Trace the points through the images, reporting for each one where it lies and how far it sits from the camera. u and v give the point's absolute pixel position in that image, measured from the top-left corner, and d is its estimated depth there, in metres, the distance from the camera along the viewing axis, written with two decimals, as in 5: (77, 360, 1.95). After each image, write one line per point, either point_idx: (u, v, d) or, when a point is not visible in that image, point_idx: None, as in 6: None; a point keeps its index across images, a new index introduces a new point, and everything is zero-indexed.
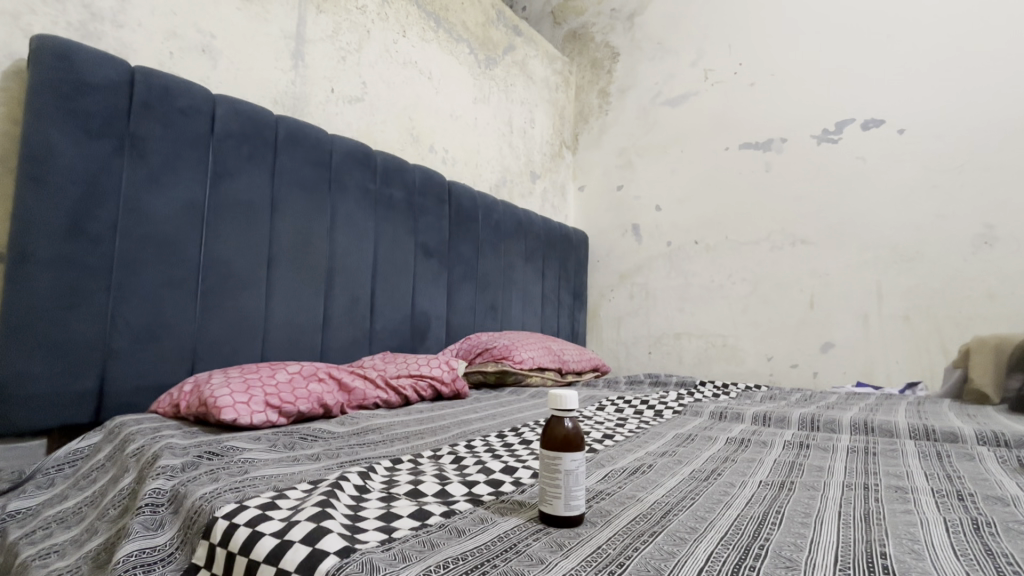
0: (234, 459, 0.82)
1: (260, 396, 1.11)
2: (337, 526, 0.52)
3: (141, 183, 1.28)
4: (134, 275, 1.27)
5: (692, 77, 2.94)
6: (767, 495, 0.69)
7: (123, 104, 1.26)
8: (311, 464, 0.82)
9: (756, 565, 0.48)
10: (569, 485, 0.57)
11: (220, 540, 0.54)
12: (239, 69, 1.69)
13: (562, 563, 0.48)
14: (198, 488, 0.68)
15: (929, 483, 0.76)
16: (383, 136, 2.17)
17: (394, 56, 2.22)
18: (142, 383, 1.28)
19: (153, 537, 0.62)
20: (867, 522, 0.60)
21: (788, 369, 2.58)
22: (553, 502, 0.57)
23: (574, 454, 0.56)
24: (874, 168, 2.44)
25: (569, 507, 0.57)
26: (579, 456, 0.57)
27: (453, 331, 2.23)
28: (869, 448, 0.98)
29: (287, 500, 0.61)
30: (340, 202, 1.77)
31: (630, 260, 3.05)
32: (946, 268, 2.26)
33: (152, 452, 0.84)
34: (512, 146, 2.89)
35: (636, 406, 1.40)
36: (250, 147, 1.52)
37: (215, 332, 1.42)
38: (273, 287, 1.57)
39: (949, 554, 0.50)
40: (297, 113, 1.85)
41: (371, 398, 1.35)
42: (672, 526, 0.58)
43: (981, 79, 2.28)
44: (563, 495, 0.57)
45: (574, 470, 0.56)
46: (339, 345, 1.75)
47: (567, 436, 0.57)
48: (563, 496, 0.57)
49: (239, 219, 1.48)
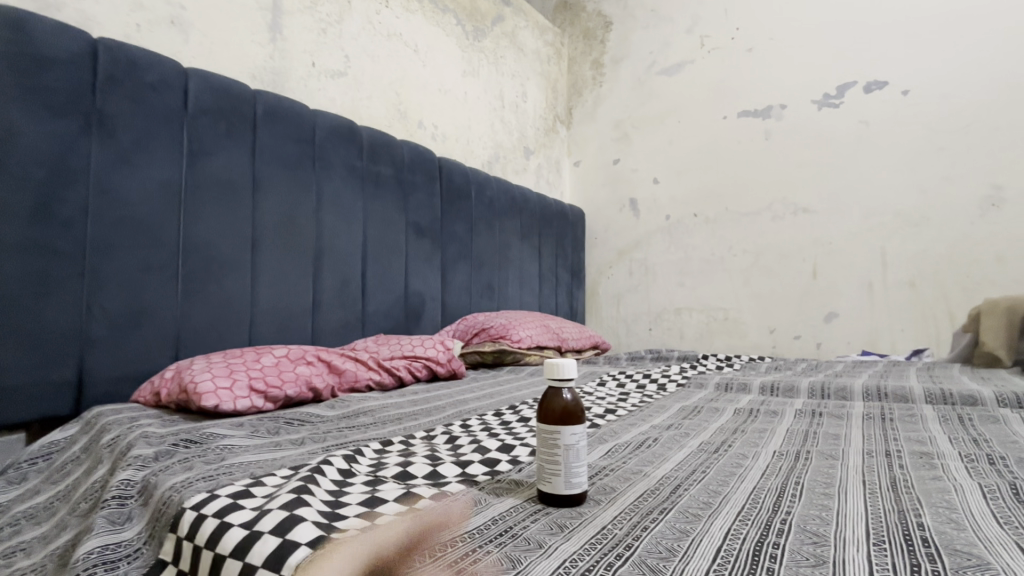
0: (212, 446, 0.76)
1: (243, 380, 1.06)
2: (314, 514, 0.47)
3: (111, 163, 1.21)
4: (109, 260, 1.20)
5: (688, 44, 2.83)
6: (783, 466, 0.65)
7: (86, 78, 1.18)
8: (294, 449, 0.77)
9: (780, 542, 0.43)
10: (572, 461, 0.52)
11: (187, 533, 0.49)
12: (214, 43, 1.60)
13: (563, 547, 0.43)
14: (168, 477, 0.63)
15: (955, 448, 0.71)
16: (368, 112, 2.08)
17: (377, 28, 2.12)
18: (123, 371, 1.23)
19: (119, 532, 0.57)
20: (895, 490, 0.55)
21: (791, 341, 2.53)
22: (553, 480, 0.52)
23: (575, 425, 0.51)
24: (877, 132, 2.36)
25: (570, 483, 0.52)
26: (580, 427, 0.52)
27: (448, 312, 2.18)
28: (886, 414, 0.93)
29: (263, 487, 0.56)
30: (325, 179, 1.70)
31: (629, 236, 2.98)
32: (953, 231, 2.21)
33: (126, 442, 0.79)
34: (504, 121, 2.80)
35: (638, 380, 1.36)
36: (227, 122, 1.44)
37: (200, 318, 1.37)
38: (258, 269, 1.51)
39: (992, 522, 0.45)
40: (277, 89, 1.77)
41: (364, 380, 1.30)
42: (684, 501, 0.53)
43: (991, 34, 2.19)
44: (566, 471, 0.52)
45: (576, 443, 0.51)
46: (331, 328, 1.69)
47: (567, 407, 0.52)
48: (564, 472, 0.52)
49: (219, 198, 1.41)
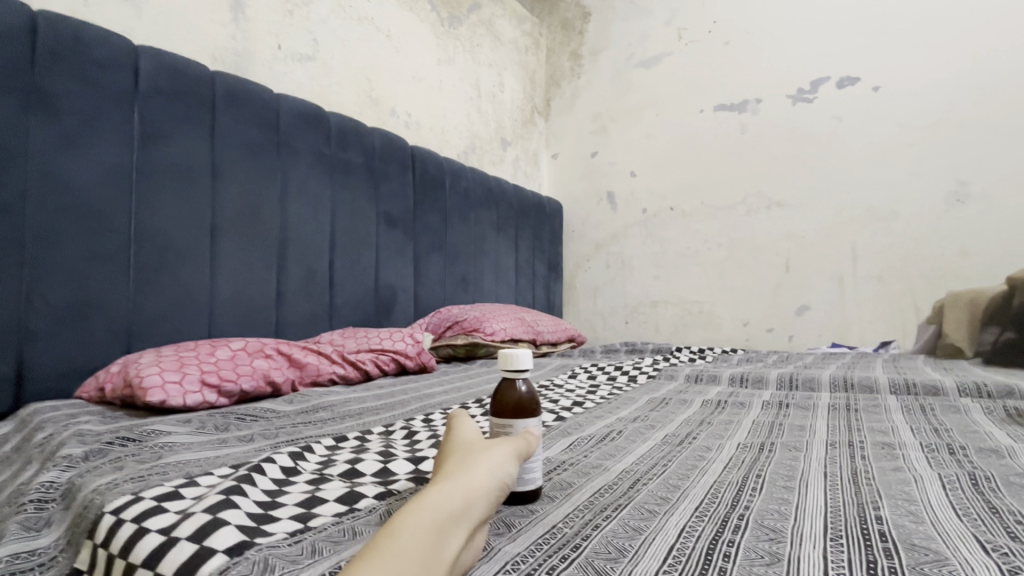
0: (151, 444, 0.72)
1: (195, 374, 1.01)
2: (239, 518, 0.43)
3: (53, 144, 1.14)
4: (51, 248, 1.13)
5: (666, 36, 2.82)
6: (746, 459, 0.63)
7: (25, 52, 1.10)
8: (240, 446, 0.73)
9: (735, 540, 0.40)
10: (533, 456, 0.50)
11: (102, 541, 0.45)
12: (170, 21, 1.52)
13: (506, 548, 0.41)
14: (94, 479, 0.58)
15: (917, 438, 0.70)
16: (338, 98, 2.01)
17: (347, 11, 2.05)
18: (68, 367, 1.16)
19: (34, 540, 0.52)
20: (856, 482, 0.54)
21: (764, 334, 2.56)
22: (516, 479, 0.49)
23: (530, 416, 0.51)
24: (849, 128, 2.39)
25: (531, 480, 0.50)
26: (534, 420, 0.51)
27: (421, 305, 2.13)
28: (851, 405, 0.93)
29: (194, 488, 0.52)
30: (290, 166, 1.63)
31: (606, 229, 2.97)
32: (920, 226, 2.25)
33: (57, 441, 0.73)
34: (481, 111, 2.75)
35: (610, 372, 1.34)
36: (184, 104, 1.37)
37: (154, 310, 1.30)
38: (218, 258, 1.44)
39: (950, 514, 0.44)
40: (240, 72, 1.70)
41: (326, 373, 1.26)
42: (640, 497, 0.51)
43: (960, 32, 2.22)
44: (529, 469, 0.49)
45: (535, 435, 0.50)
46: (296, 321, 1.64)
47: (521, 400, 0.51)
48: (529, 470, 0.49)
49: (176, 183, 1.34)
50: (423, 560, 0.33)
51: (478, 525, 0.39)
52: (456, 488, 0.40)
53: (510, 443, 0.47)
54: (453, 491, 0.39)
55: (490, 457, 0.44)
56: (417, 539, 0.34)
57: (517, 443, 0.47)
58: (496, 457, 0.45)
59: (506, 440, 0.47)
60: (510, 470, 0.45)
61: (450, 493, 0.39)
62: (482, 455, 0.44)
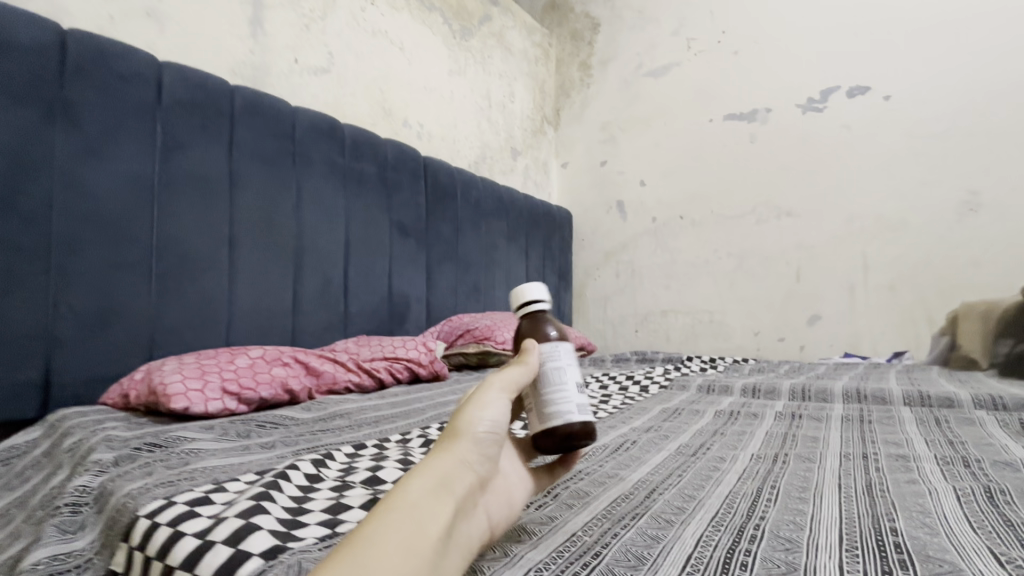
0: (177, 450, 0.74)
1: (215, 382, 1.03)
2: (271, 523, 0.45)
3: (78, 156, 1.17)
4: (76, 256, 1.16)
5: (674, 47, 2.84)
6: (760, 469, 0.64)
7: (53, 68, 1.14)
8: (263, 453, 0.75)
9: (751, 549, 0.42)
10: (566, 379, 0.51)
11: (138, 543, 0.47)
12: (190, 35, 1.56)
13: (528, 556, 0.42)
14: (126, 484, 0.60)
15: (931, 450, 0.71)
16: (352, 110, 2.05)
17: (361, 25, 2.09)
18: (93, 373, 1.19)
19: (70, 542, 0.55)
20: (870, 494, 0.54)
21: (775, 343, 2.55)
22: (550, 408, 0.50)
23: (556, 340, 0.54)
24: (858, 137, 2.39)
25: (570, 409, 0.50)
26: (564, 347, 0.53)
27: (433, 313, 2.15)
28: (864, 416, 0.93)
29: (223, 494, 0.54)
30: (305, 176, 1.66)
31: (616, 238, 2.98)
32: (932, 236, 2.24)
33: (87, 446, 0.76)
34: (491, 121, 2.79)
35: (621, 382, 1.35)
36: (203, 117, 1.41)
37: (174, 318, 1.33)
38: (236, 267, 1.47)
39: (964, 527, 0.45)
40: (257, 84, 1.74)
41: (342, 382, 1.28)
42: (657, 507, 0.52)
43: (970, 41, 2.22)
44: (564, 395, 0.50)
45: (567, 359, 0.52)
46: (312, 329, 1.66)
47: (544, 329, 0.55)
48: (564, 396, 0.50)
49: (196, 194, 1.38)
50: (415, 540, 0.37)
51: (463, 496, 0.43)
52: (437, 469, 0.42)
53: (495, 394, 0.48)
54: (433, 474, 0.42)
55: (472, 423, 0.46)
56: (402, 526, 0.37)
57: (506, 390, 0.49)
58: (477, 420, 0.46)
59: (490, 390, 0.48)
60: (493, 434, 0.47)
61: (430, 475, 0.42)
62: (463, 420, 0.46)
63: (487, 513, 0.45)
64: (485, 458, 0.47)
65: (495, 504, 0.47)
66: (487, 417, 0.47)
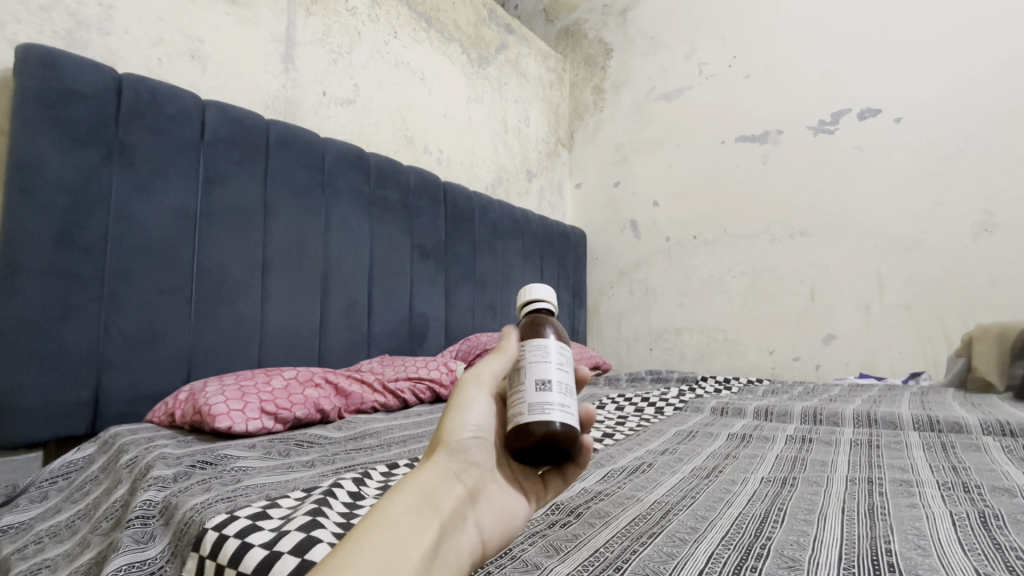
0: (227, 468, 0.80)
1: (254, 403, 1.10)
2: (328, 536, 0.51)
3: (130, 191, 1.27)
4: (127, 284, 1.25)
5: (686, 71, 2.92)
6: (768, 492, 0.68)
7: (110, 111, 1.25)
8: (305, 471, 0.81)
9: (757, 565, 0.46)
10: (534, 380, 0.51)
11: (209, 553, 0.53)
12: (229, 74, 1.68)
13: (557, 568, 0.48)
14: (188, 499, 0.66)
15: (934, 476, 0.74)
16: (375, 138, 2.15)
17: (385, 57, 2.21)
18: (138, 393, 1.27)
19: (143, 551, 0.61)
20: (871, 517, 0.58)
21: (790, 361, 2.56)
22: (513, 408, 0.51)
23: (539, 339, 0.54)
24: (871, 158, 2.42)
25: (529, 408, 0.50)
26: (545, 346, 0.53)
27: (451, 331, 2.22)
28: (873, 441, 0.96)
29: (279, 509, 0.60)
30: (333, 203, 1.75)
31: (629, 257, 3.04)
32: (947, 256, 2.25)
33: (144, 463, 0.83)
34: (507, 145, 2.88)
35: (637, 403, 1.39)
36: (241, 151, 1.51)
37: (212, 339, 1.41)
38: (269, 291, 1.56)
39: (956, 550, 0.49)
40: (289, 117, 1.85)
41: (369, 402, 1.34)
42: (672, 526, 0.57)
43: (981, 63, 2.25)
44: (526, 394, 0.50)
45: (543, 357, 0.52)
46: (337, 349, 1.74)
47: (537, 328, 0.56)
48: (524, 395, 0.50)
49: (233, 224, 1.47)
50: (399, 552, 0.41)
51: (449, 509, 0.46)
52: (419, 486, 0.46)
53: (471, 399, 0.52)
54: (416, 491, 0.46)
55: (450, 439, 0.50)
56: (385, 545, 0.41)
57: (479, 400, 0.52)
58: (458, 435, 0.50)
59: (466, 395, 0.52)
60: (473, 444, 0.51)
61: (412, 494, 0.45)
62: (443, 436, 0.50)
63: (478, 524, 0.48)
64: (471, 468, 0.50)
65: (487, 514, 0.50)
66: (467, 425, 0.51)
